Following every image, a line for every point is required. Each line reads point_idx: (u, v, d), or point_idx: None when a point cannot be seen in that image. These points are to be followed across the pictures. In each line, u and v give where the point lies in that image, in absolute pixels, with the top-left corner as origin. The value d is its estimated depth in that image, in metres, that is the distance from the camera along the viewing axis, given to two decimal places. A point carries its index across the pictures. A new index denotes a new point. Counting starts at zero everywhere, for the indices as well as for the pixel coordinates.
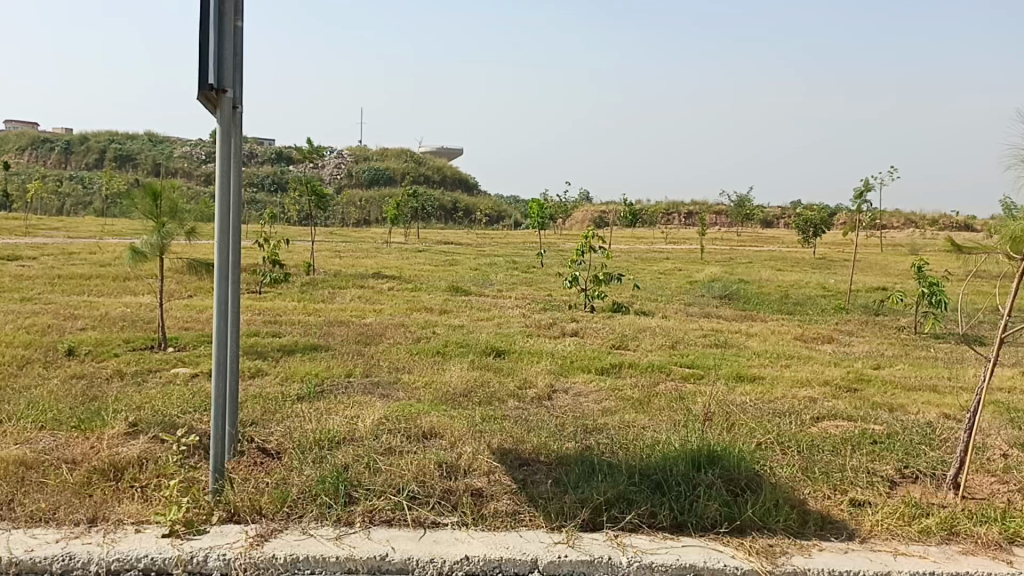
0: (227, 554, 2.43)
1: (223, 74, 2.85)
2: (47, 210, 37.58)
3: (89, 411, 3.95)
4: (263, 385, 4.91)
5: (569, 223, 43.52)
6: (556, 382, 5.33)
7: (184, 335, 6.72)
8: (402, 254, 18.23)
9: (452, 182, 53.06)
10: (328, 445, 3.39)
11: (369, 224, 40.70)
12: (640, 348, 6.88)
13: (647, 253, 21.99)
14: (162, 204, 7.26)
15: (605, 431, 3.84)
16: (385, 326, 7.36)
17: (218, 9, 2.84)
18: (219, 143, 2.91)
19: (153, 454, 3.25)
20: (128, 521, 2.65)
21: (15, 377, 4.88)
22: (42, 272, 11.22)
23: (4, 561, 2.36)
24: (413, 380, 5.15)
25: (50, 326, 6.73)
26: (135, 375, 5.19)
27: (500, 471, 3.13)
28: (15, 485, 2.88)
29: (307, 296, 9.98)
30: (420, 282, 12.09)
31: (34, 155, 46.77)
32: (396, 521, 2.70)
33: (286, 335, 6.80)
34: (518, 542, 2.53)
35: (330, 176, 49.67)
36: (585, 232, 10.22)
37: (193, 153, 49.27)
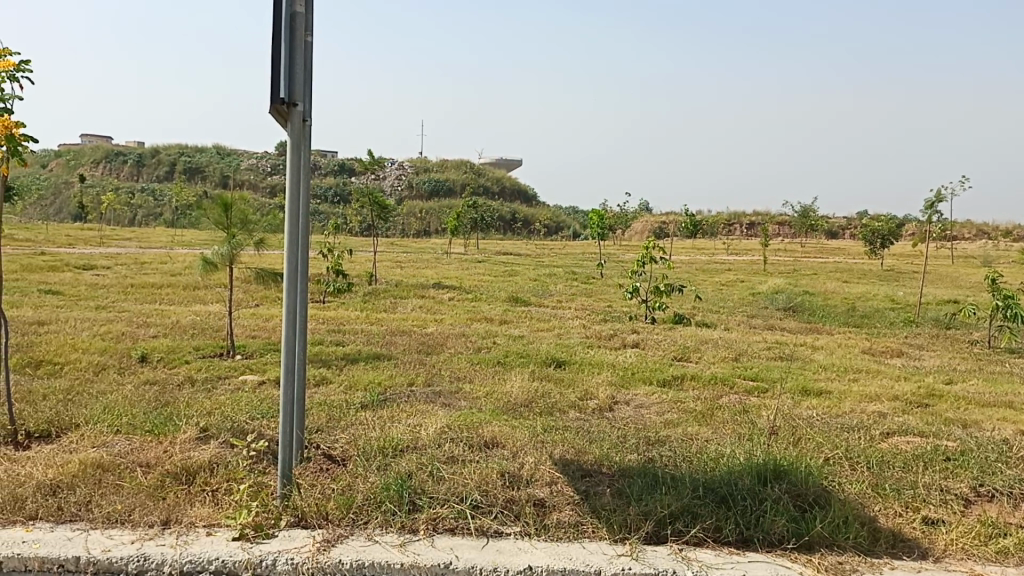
0: (295, 557, 2.47)
1: (294, 87, 2.92)
2: (119, 221, 38.86)
3: (162, 416, 4.06)
4: (328, 393, 4.99)
5: (628, 234, 43.31)
6: (617, 394, 5.30)
7: (251, 343, 6.88)
8: (462, 264, 18.35)
9: (511, 193, 53.26)
10: (391, 452, 3.43)
11: (429, 235, 41.09)
12: (702, 360, 6.81)
13: (709, 264, 21.74)
14: (232, 215, 7.46)
15: (668, 443, 3.81)
16: (446, 336, 7.42)
17: (290, 24, 2.91)
18: (289, 155, 2.98)
19: (223, 459, 3.33)
20: (199, 524, 2.72)
21: (91, 383, 5.05)
22: (115, 281, 11.60)
23: (83, 560, 2.44)
24: (475, 390, 5.19)
25: (124, 333, 6.94)
26: (205, 382, 5.33)
27: (562, 482, 3.12)
28: (92, 487, 2.98)
29: (370, 306, 10.12)
30: (479, 292, 12.15)
31: (108, 168, 48.44)
32: (459, 529, 2.72)
33: (350, 344, 6.90)
34: (582, 553, 2.52)
35: (390, 188, 50.32)
36: (646, 243, 10.16)
37: (258, 165, 50.45)
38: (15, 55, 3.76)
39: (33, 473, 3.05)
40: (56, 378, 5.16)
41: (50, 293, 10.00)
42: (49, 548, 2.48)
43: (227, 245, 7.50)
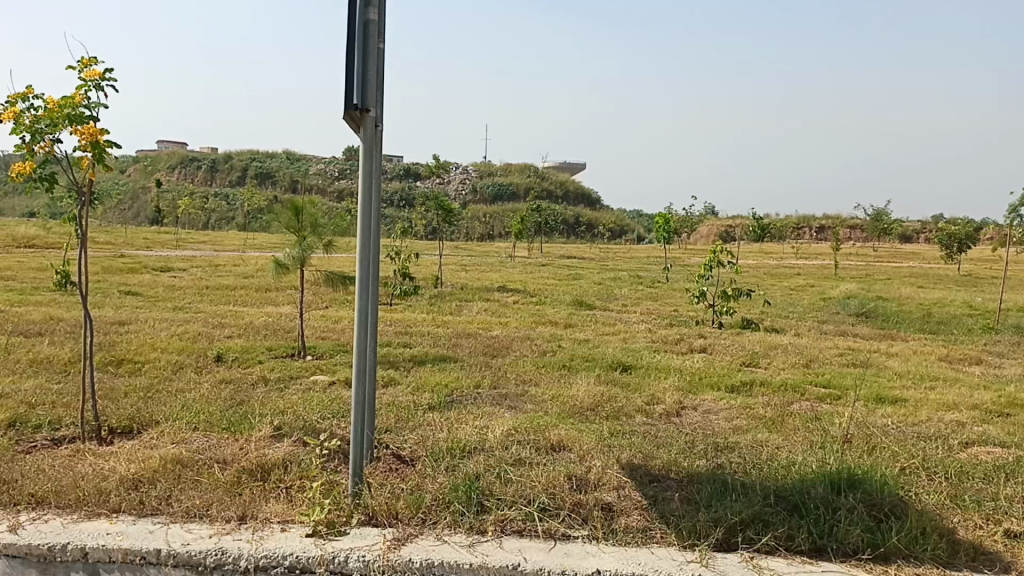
0: (367, 555, 2.51)
1: (366, 93, 2.97)
2: (194, 225, 39.98)
3: (237, 415, 4.17)
4: (396, 394, 5.06)
5: (694, 237, 42.82)
6: (685, 399, 5.25)
7: (321, 345, 7.00)
8: (526, 268, 18.38)
9: (576, 197, 53.14)
10: (459, 454, 3.47)
11: (493, 238, 41.32)
12: (771, 366, 6.70)
13: (777, 269, 21.35)
14: (303, 219, 7.61)
15: (737, 450, 3.76)
16: (512, 339, 7.45)
17: (362, 32, 2.97)
18: (362, 160, 3.04)
19: (296, 457, 3.41)
20: (274, 520, 2.79)
21: (170, 382, 5.21)
22: (190, 284, 11.95)
23: (164, 553, 2.52)
24: (542, 393, 5.19)
25: (200, 333, 7.14)
26: (278, 382, 5.45)
27: (630, 487, 3.11)
28: (172, 482, 3.08)
29: (435, 308, 10.23)
30: (544, 296, 12.16)
31: (183, 173, 49.93)
32: (528, 532, 2.73)
33: (417, 346, 6.98)
34: (651, 558, 2.51)
35: (455, 192, 50.72)
36: (713, 247, 10.03)
37: (326, 170, 51.32)
38: (100, 64, 3.91)
39: (117, 468, 3.16)
40: (137, 377, 5.34)
41: (130, 294, 10.35)
42: (132, 540, 2.57)
43: (298, 247, 7.64)
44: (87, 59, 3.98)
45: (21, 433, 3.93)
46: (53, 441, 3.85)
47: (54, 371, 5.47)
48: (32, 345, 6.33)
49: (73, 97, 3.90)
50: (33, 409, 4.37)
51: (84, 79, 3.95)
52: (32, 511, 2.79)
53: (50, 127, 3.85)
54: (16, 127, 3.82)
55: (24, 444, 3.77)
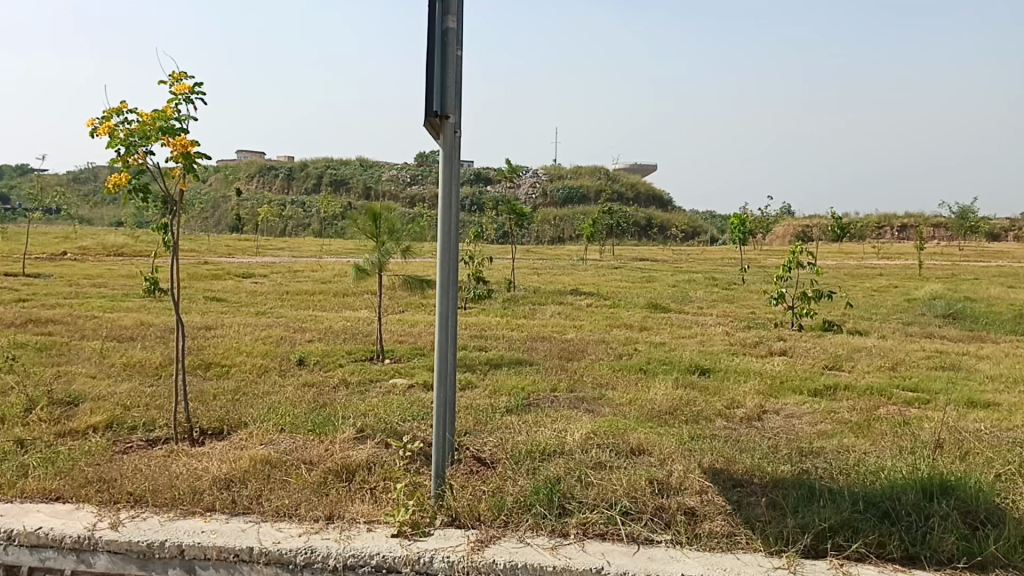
0: (451, 556, 2.55)
1: (446, 100, 3.03)
2: (272, 232, 41.03)
3: (321, 417, 4.27)
4: (474, 397, 5.11)
5: (770, 237, 42.05)
6: (766, 403, 5.16)
7: (399, 348, 7.10)
8: (599, 271, 18.30)
9: (648, 199, 52.71)
10: (540, 457, 3.48)
11: (564, 242, 41.36)
12: (855, 369, 6.54)
13: (857, 269, 20.81)
14: (381, 224, 7.75)
15: (823, 455, 3.69)
16: (587, 343, 7.44)
17: (442, 39, 3.04)
18: (442, 166, 3.10)
19: (380, 459, 3.47)
20: (361, 519, 2.85)
21: (256, 384, 5.36)
22: (272, 289, 12.25)
23: (256, 551, 2.59)
24: (619, 397, 5.17)
25: (283, 338, 7.33)
26: (359, 385, 5.56)
27: (713, 491, 3.08)
28: (263, 482, 3.18)
29: (509, 312, 10.28)
30: (619, 299, 12.07)
31: (261, 181, 51.32)
32: (610, 535, 2.73)
33: (493, 350, 7.03)
34: (737, 564, 2.49)
35: (525, 196, 50.81)
36: (792, 247, 9.83)
37: (399, 176, 51.95)
38: (189, 77, 4.06)
39: (209, 468, 3.27)
40: (223, 380, 5.51)
41: (215, 300, 10.69)
42: (226, 538, 2.65)
43: (377, 253, 7.77)
44: (178, 73, 4.13)
45: (119, 434, 4.10)
46: (149, 442, 4.00)
47: (147, 375, 5.69)
48: (126, 349, 6.59)
49: (165, 110, 4.05)
50: (129, 410, 4.56)
51: (175, 92, 4.10)
52: (131, 509, 2.90)
53: (143, 140, 4.01)
54: (113, 140, 3.99)
55: (122, 444, 3.94)
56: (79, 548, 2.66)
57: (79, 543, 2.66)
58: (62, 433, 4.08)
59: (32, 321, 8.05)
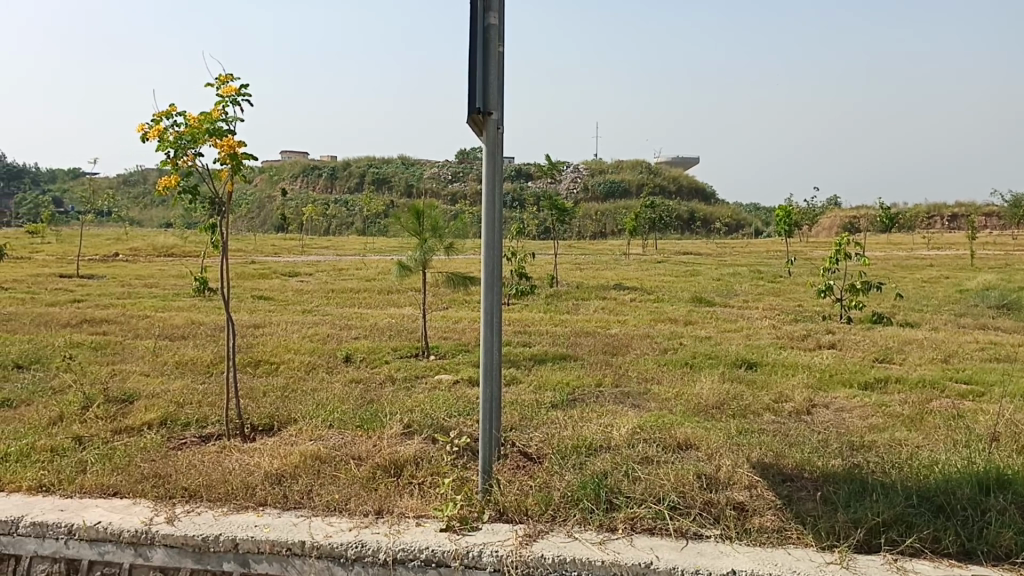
0: (499, 550, 2.56)
1: (489, 97, 3.05)
2: (316, 231, 41.53)
3: (368, 413, 4.32)
4: (519, 393, 5.12)
5: (815, 229, 41.43)
6: (815, 396, 5.09)
7: (443, 344, 7.14)
8: (641, 265, 18.20)
9: (690, 192, 52.23)
10: (586, 452, 3.48)
11: (606, 236, 41.21)
12: (906, 362, 6.42)
13: (907, 260, 20.39)
14: (424, 222, 7.79)
15: (875, 449, 3.63)
16: (631, 338, 7.41)
17: (484, 36, 3.05)
18: (485, 163, 3.12)
19: (426, 454, 3.50)
20: (410, 514, 2.88)
21: (304, 381, 5.44)
22: (317, 287, 12.40)
23: (308, 544, 2.63)
24: (665, 392, 5.14)
25: (329, 335, 7.42)
26: (404, 381, 5.61)
27: (763, 486, 3.05)
28: (313, 477, 3.23)
29: (553, 308, 10.28)
30: (662, 293, 11.98)
31: (305, 181, 51.95)
32: (658, 530, 2.72)
33: (537, 345, 7.03)
34: (788, 559, 2.47)
35: (566, 191, 50.68)
36: (838, 239, 9.67)
37: (440, 173, 52.16)
38: (235, 80, 4.13)
39: (260, 464, 3.33)
40: (272, 377, 5.59)
41: (262, 298, 10.85)
42: (278, 532, 2.70)
43: (420, 250, 7.84)
44: (224, 76, 4.20)
45: (173, 431, 4.20)
46: (201, 438, 4.09)
47: (198, 372, 5.80)
48: (178, 347, 6.73)
49: (212, 112, 4.12)
50: (182, 408, 4.65)
51: (222, 95, 4.17)
52: (186, 504, 2.97)
53: (192, 142, 4.09)
54: (162, 143, 4.07)
55: (176, 440, 4.03)
56: (137, 541, 2.73)
57: (137, 538, 2.73)
58: (117, 430, 4.18)
59: (86, 321, 8.25)
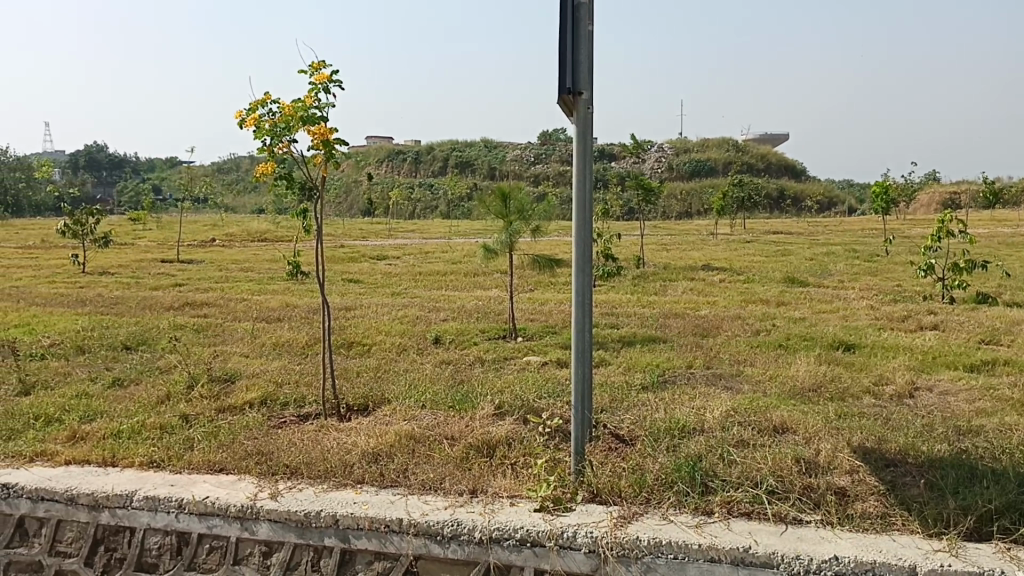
0: (594, 532, 2.56)
1: (578, 77, 3.03)
2: (402, 215, 42.13)
3: (460, 394, 4.37)
4: (608, 374, 5.11)
5: (913, 206, 39.88)
6: (918, 379, 4.91)
7: (530, 326, 7.17)
8: (729, 246, 17.84)
9: (779, 169, 50.89)
10: (679, 434, 3.45)
11: (692, 216, 40.60)
12: (1015, 343, 6.13)
13: (1015, 237, 19.42)
14: (510, 205, 7.81)
15: (984, 434, 3.49)
16: (721, 319, 7.29)
17: (573, 16, 3.02)
18: (575, 144, 3.10)
19: (518, 434, 3.53)
20: (503, 494, 2.90)
21: (396, 362, 5.54)
22: (405, 271, 12.57)
23: (406, 522, 2.69)
24: (758, 374, 5.04)
25: (418, 317, 7.53)
26: (494, 362, 5.66)
27: (865, 471, 2.97)
28: (408, 456, 3.29)
29: (640, 289, 10.18)
30: (752, 274, 11.74)
31: (390, 166, 52.72)
32: (756, 515, 2.67)
33: (625, 327, 6.99)
34: (893, 546, 2.40)
35: (651, 171, 50.03)
36: (940, 216, 9.28)
37: (522, 155, 52.15)
38: (327, 67, 4.21)
39: (357, 442, 3.42)
40: (365, 358, 5.71)
41: (352, 282, 11.08)
42: (376, 509, 2.76)
43: (506, 233, 7.86)
44: (317, 63, 4.29)
45: (273, 410, 4.34)
46: (300, 417, 4.22)
47: (295, 353, 5.98)
48: (274, 329, 6.93)
49: (305, 100, 4.22)
50: (281, 387, 4.80)
51: (315, 82, 4.26)
52: (288, 480, 3.06)
53: (287, 130, 4.20)
54: (258, 131, 4.20)
55: (277, 419, 4.16)
56: (243, 516, 2.83)
57: (243, 512, 2.83)
58: (221, 408, 4.34)
59: (188, 304, 8.59)
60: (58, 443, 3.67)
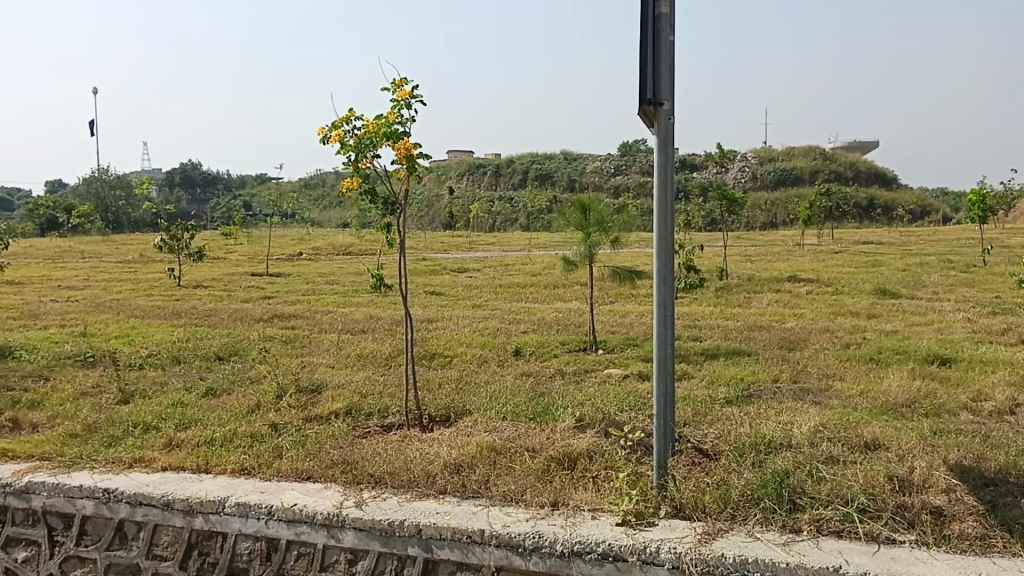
0: (678, 547, 2.52)
1: (659, 87, 3.01)
2: (482, 228, 42.48)
3: (541, 406, 4.38)
4: (691, 388, 5.04)
5: (1013, 214, 38.17)
6: (1019, 395, 4.69)
7: (611, 338, 7.13)
8: (817, 256, 17.35)
9: (868, 177, 49.41)
10: (766, 450, 3.37)
11: (777, 226, 39.76)
12: None
13: None
14: (590, 216, 7.79)
15: None
16: (809, 331, 7.11)
17: (654, 27, 3.01)
18: (657, 154, 3.08)
19: (600, 447, 3.51)
20: (585, 507, 2.89)
21: (477, 374, 5.59)
22: (486, 283, 12.66)
23: (487, 533, 2.70)
24: (848, 388, 4.90)
25: (499, 329, 7.58)
26: (574, 375, 5.65)
27: (962, 490, 2.84)
28: (490, 467, 3.31)
29: (723, 301, 10.03)
30: (841, 285, 11.40)
31: (471, 179, 53.27)
32: (847, 533, 2.59)
33: (708, 340, 6.88)
34: (993, 569, 2.29)
35: (734, 181, 49.25)
36: None
37: (602, 166, 52.01)
38: (409, 84, 4.29)
39: (440, 453, 3.45)
40: (446, 370, 5.78)
41: (434, 294, 11.22)
42: (458, 520, 2.78)
43: (585, 245, 7.84)
44: (400, 80, 4.38)
45: (358, 420, 4.43)
46: (383, 427, 4.30)
47: (378, 365, 6.09)
48: (358, 341, 7.07)
49: (389, 116, 4.31)
50: (365, 398, 4.89)
51: (397, 99, 4.35)
52: (373, 489, 3.12)
53: (372, 145, 4.30)
54: (344, 147, 4.30)
55: (361, 429, 4.24)
56: (330, 524, 2.89)
57: (329, 520, 2.88)
58: (308, 418, 4.46)
59: (277, 316, 8.84)
60: (156, 450, 3.82)
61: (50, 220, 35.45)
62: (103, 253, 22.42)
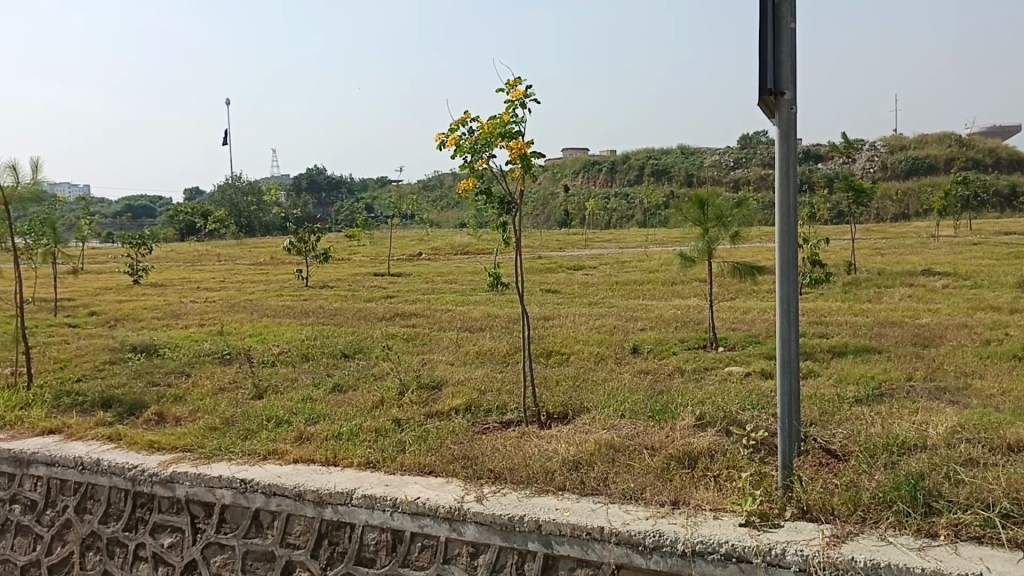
0: (805, 550, 2.45)
1: (780, 77, 2.93)
2: (598, 225, 42.31)
3: (660, 404, 4.33)
4: (818, 386, 4.87)
5: None
6: None
7: (732, 336, 6.97)
8: (955, 248, 16.37)
9: (1011, 163, 46.34)
10: (898, 451, 3.22)
11: (910, 217, 37.85)
12: None
13: None
14: (708, 211, 7.64)
15: None
16: (945, 328, 6.74)
17: (774, 15, 2.93)
18: (778, 145, 3.00)
19: (721, 446, 3.44)
20: (706, 506, 2.85)
21: (594, 372, 5.57)
22: (602, 280, 12.60)
23: (607, 530, 2.69)
24: (989, 387, 4.62)
25: (616, 327, 7.53)
26: (694, 372, 5.56)
27: None
28: (608, 465, 3.30)
29: (851, 296, 9.63)
30: (981, 278, 10.75)
31: (586, 177, 53.12)
32: (988, 539, 2.46)
33: (835, 337, 6.62)
34: None
35: (862, 171, 47.16)
36: None
37: (721, 160, 50.83)
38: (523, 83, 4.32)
39: (558, 450, 3.47)
40: (563, 367, 5.79)
41: (551, 292, 11.24)
42: (578, 516, 2.78)
43: (703, 240, 7.70)
44: (513, 80, 4.42)
45: (478, 416, 4.50)
46: (502, 423, 4.35)
47: (496, 362, 6.17)
48: (477, 338, 7.18)
49: (503, 116, 4.36)
50: (484, 395, 4.97)
51: (512, 99, 4.40)
52: (493, 485, 3.16)
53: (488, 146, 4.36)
54: (460, 150, 4.39)
55: (481, 425, 4.31)
56: (452, 517, 2.94)
57: (451, 514, 2.94)
58: (430, 413, 4.56)
59: (398, 315, 9.07)
60: (287, 443, 4.00)
61: (189, 226, 37.56)
62: (237, 256, 23.59)
